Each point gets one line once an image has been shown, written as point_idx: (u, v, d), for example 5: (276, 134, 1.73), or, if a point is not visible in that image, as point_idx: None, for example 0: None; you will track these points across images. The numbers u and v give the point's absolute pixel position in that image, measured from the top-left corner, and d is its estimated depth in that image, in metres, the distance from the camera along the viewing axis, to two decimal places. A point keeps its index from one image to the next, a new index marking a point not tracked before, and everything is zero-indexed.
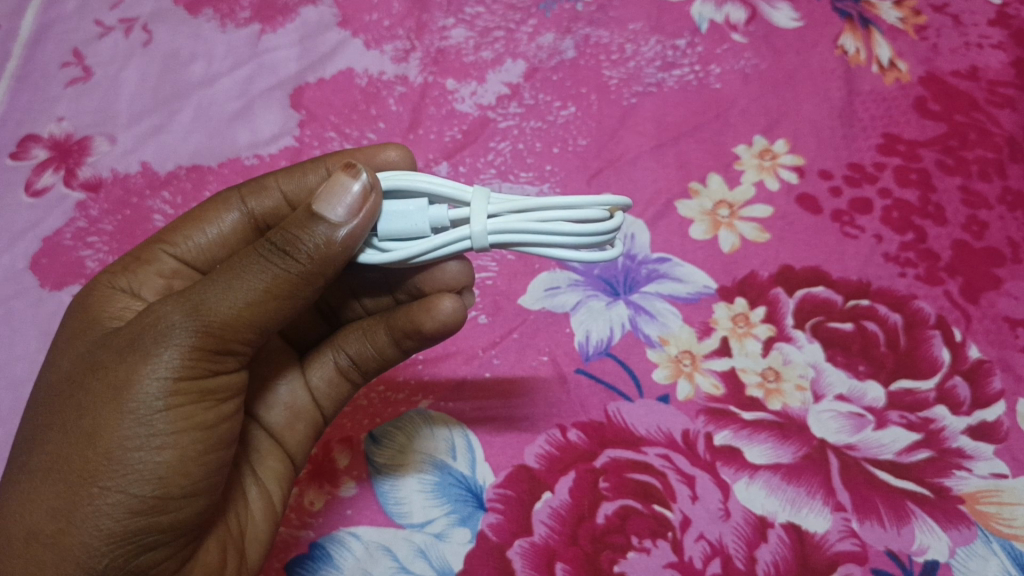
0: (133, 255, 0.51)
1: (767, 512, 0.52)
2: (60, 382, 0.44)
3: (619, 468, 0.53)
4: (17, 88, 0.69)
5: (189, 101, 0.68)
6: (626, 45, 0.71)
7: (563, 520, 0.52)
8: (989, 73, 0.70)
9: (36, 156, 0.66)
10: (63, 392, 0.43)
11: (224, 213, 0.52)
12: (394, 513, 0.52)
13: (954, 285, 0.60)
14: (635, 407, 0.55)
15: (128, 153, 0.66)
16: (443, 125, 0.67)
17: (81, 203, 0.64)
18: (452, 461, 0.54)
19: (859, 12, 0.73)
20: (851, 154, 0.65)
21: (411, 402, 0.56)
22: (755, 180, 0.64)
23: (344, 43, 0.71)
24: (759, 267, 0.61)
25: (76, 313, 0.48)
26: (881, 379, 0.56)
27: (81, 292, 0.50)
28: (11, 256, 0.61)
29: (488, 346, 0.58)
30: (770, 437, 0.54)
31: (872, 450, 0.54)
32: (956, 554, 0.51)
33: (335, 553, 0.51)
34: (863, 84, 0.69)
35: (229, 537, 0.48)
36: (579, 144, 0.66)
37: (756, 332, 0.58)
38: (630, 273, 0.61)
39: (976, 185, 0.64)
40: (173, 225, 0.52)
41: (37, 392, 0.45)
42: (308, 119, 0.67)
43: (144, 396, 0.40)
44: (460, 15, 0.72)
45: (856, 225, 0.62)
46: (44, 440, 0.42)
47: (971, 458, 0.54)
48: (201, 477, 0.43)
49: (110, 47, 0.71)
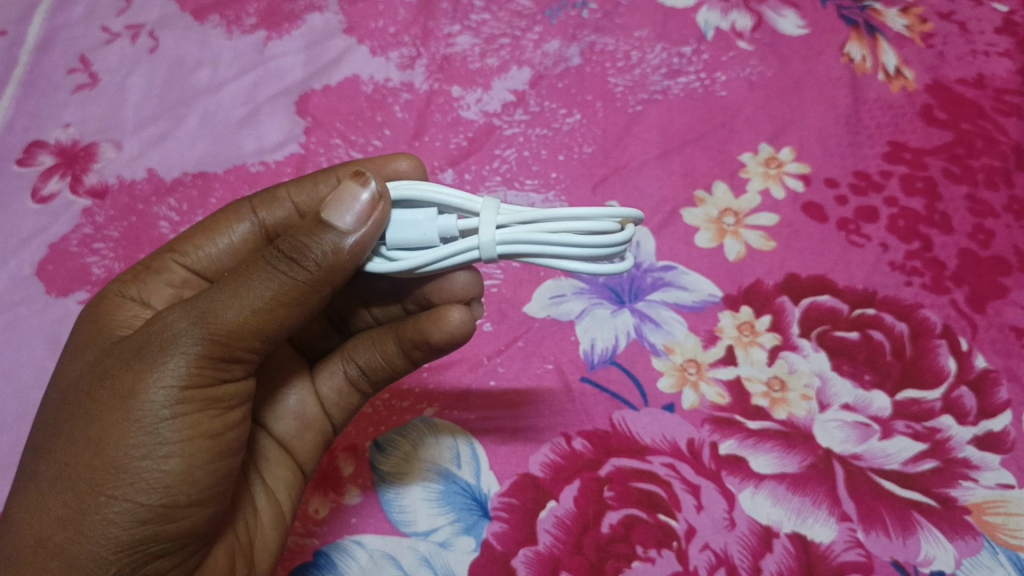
0: (144, 264, 0.51)
1: (772, 521, 0.52)
2: (69, 391, 0.44)
3: (624, 477, 0.53)
4: (23, 95, 0.70)
5: (195, 107, 0.69)
6: (632, 52, 0.71)
7: (568, 529, 0.52)
8: (996, 81, 0.70)
9: (43, 162, 0.66)
10: (71, 401, 0.43)
11: (234, 222, 0.53)
12: (399, 521, 0.52)
13: (960, 294, 0.60)
14: (641, 415, 0.55)
15: (134, 159, 0.66)
16: (449, 132, 0.67)
17: (87, 209, 0.64)
18: (458, 469, 0.54)
19: (865, 20, 0.73)
20: (858, 163, 0.65)
21: (416, 409, 0.56)
22: (760, 188, 0.64)
23: (350, 50, 0.71)
24: (764, 276, 0.60)
25: (87, 321, 0.48)
26: (886, 388, 0.56)
27: (92, 301, 0.50)
28: (16, 262, 0.62)
29: (494, 354, 0.58)
30: (775, 446, 0.54)
31: (878, 460, 0.54)
32: (962, 565, 0.51)
33: (340, 561, 0.51)
34: (869, 92, 0.69)
35: (239, 545, 0.48)
36: (585, 152, 0.66)
37: (761, 341, 0.58)
38: (635, 281, 0.61)
39: (983, 193, 0.64)
40: (184, 234, 0.53)
41: (45, 402, 0.45)
42: (314, 126, 0.67)
43: (151, 405, 0.40)
44: (466, 22, 0.72)
45: (862, 233, 0.62)
46: (53, 448, 0.42)
47: (978, 468, 0.54)
48: (207, 485, 0.43)
49: (117, 53, 0.71)
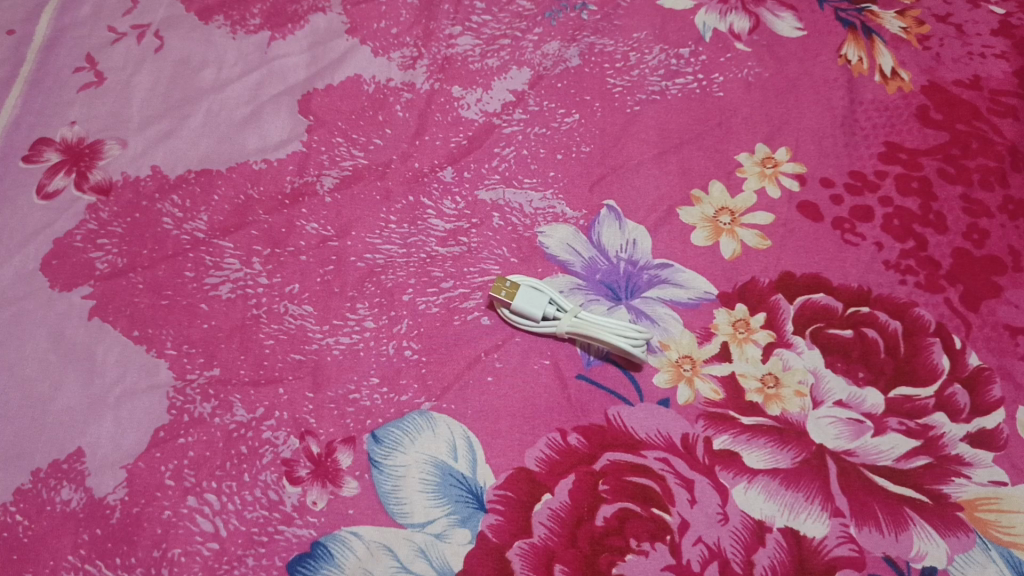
0: (162, 243, 0.63)
1: (765, 516, 0.52)
2: (60, 333, 0.59)
3: (619, 470, 0.54)
4: (29, 94, 0.70)
5: (199, 106, 0.70)
6: (631, 54, 0.72)
7: (563, 522, 0.52)
8: (991, 82, 0.70)
9: (48, 159, 0.67)
10: (73, 341, 0.59)
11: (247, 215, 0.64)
12: (396, 513, 0.53)
13: (954, 292, 0.60)
14: (636, 410, 0.56)
15: (139, 157, 0.67)
16: (449, 131, 0.68)
17: (92, 206, 0.65)
18: (453, 461, 0.55)
19: (862, 22, 0.74)
20: (853, 163, 0.66)
21: (414, 403, 0.56)
22: (756, 187, 0.65)
23: (352, 50, 0.72)
24: (759, 274, 0.61)
25: (60, 277, 0.62)
26: (879, 386, 0.57)
27: (54, 257, 0.62)
28: (21, 257, 0.62)
29: (491, 348, 0.58)
30: (769, 442, 0.55)
31: (870, 456, 0.54)
32: (954, 560, 0.51)
33: (336, 551, 0.52)
34: (866, 93, 0.70)
35: (159, 513, 0.53)
36: (583, 151, 0.67)
37: (756, 338, 0.58)
38: (631, 278, 0.61)
39: (977, 193, 0.64)
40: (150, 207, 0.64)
41: (33, 342, 0.59)
42: (316, 124, 0.68)
43: (83, 351, 0.59)
44: (468, 23, 0.74)
45: (856, 233, 0.63)
46: (96, 393, 0.57)
47: (970, 465, 0.54)
48: (16, 428, 0.56)
49: (123, 52, 0.73)
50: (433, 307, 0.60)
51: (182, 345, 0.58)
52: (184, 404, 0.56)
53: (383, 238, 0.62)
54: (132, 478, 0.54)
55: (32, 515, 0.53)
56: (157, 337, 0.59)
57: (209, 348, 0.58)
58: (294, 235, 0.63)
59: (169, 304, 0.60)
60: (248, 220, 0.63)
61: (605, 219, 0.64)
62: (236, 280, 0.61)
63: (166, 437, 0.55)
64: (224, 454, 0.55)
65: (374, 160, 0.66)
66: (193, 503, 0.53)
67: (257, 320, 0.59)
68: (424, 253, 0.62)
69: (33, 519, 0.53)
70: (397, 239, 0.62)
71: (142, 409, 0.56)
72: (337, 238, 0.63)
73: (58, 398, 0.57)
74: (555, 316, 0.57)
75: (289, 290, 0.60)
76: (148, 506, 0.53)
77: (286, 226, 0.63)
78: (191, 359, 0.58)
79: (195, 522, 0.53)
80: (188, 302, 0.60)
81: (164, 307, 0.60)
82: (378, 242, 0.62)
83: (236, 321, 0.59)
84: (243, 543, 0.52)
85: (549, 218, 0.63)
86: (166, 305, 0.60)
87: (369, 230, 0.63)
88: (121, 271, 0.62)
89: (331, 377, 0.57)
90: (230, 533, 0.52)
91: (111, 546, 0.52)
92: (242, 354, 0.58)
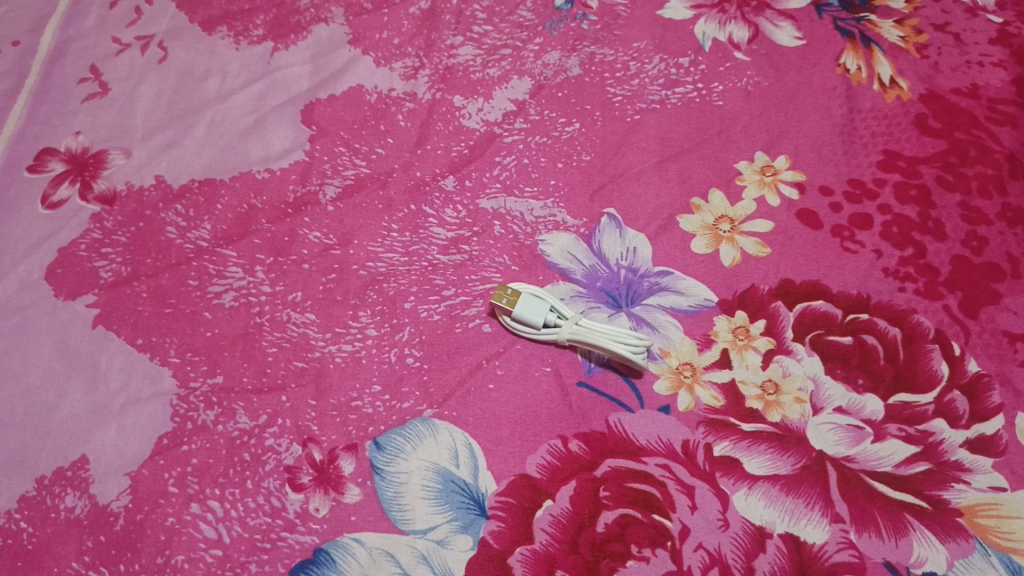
0: (165, 252, 0.63)
1: (766, 522, 0.53)
2: (65, 341, 0.60)
3: (619, 477, 0.54)
4: (35, 104, 0.71)
5: (203, 115, 0.70)
6: (631, 63, 0.73)
7: (564, 529, 0.53)
8: (989, 90, 0.71)
9: (53, 169, 0.68)
10: (77, 349, 0.60)
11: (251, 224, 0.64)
12: (398, 520, 0.53)
13: (953, 299, 0.60)
14: (636, 417, 0.56)
15: (143, 166, 0.68)
16: (451, 140, 0.68)
17: (96, 215, 0.65)
18: (455, 468, 0.55)
19: (860, 31, 0.75)
20: (852, 171, 0.66)
21: (415, 411, 0.57)
22: (756, 196, 0.65)
23: (355, 60, 0.73)
24: (759, 281, 0.61)
25: (65, 286, 0.62)
26: (879, 393, 0.57)
27: (59, 266, 0.63)
28: (26, 266, 0.63)
29: (493, 356, 0.59)
30: (769, 448, 0.55)
31: (870, 463, 0.55)
32: (954, 566, 0.52)
33: (338, 558, 0.52)
34: (864, 102, 0.70)
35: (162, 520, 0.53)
36: (583, 160, 0.67)
37: (756, 345, 0.59)
38: (631, 286, 0.62)
39: (976, 201, 0.65)
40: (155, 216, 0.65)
41: (37, 350, 0.60)
42: (319, 134, 0.69)
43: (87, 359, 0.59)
44: (469, 34, 0.74)
45: (856, 240, 0.63)
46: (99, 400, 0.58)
47: (970, 471, 0.54)
48: (20, 435, 0.57)
49: (127, 63, 0.73)
50: (435, 315, 0.60)
51: (186, 353, 0.59)
52: (187, 411, 0.57)
53: (385, 246, 0.63)
54: (136, 485, 0.55)
55: (36, 522, 0.54)
56: (161, 345, 0.59)
57: (212, 355, 0.59)
58: (297, 244, 0.63)
59: (172, 313, 0.61)
60: (251, 229, 0.64)
61: (606, 227, 0.64)
62: (240, 288, 0.61)
63: (169, 444, 0.56)
64: (226, 462, 0.55)
65: (376, 169, 0.67)
66: (196, 510, 0.54)
67: (260, 328, 0.60)
68: (426, 261, 0.62)
69: (37, 527, 0.54)
70: (399, 247, 0.63)
71: (146, 417, 0.57)
72: (340, 247, 0.63)
73: (62, 406, 0.58)
74: (556, 323, 0.57)
75: (292, 298, 0.61)
76: (151, 513, 0.54)
77: (289, 235, 0.64)
78: (194, 367, 0.58)
79: (198, 529, 0.53)
80: (191, 310, 0.61)
81: (168, 316, 0.61)
82: (380, 250, 0.63)
83: (239, 329, 0.60)
84: (246, 549, 0.52)
85: (549, 227, 0.64)
86: (170, 314, 0.61)
87: (371, 238, 0.63)
88: (125, 279, 0.62)
89: (334, 385, 0.57)
90: (233, 540, 0.53)
91: (115, 553, 0.53)
92: (245, 361, 0.58)
